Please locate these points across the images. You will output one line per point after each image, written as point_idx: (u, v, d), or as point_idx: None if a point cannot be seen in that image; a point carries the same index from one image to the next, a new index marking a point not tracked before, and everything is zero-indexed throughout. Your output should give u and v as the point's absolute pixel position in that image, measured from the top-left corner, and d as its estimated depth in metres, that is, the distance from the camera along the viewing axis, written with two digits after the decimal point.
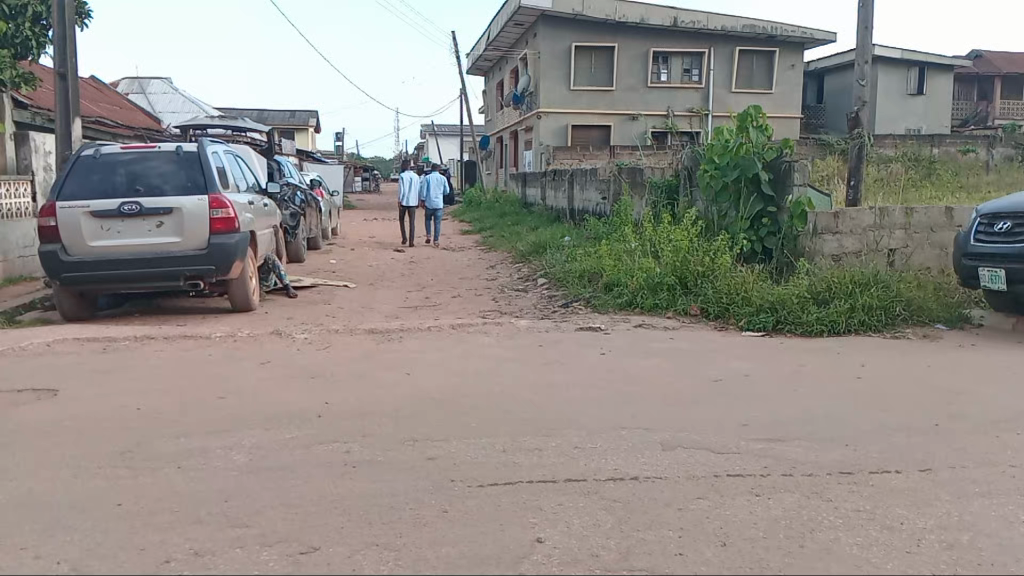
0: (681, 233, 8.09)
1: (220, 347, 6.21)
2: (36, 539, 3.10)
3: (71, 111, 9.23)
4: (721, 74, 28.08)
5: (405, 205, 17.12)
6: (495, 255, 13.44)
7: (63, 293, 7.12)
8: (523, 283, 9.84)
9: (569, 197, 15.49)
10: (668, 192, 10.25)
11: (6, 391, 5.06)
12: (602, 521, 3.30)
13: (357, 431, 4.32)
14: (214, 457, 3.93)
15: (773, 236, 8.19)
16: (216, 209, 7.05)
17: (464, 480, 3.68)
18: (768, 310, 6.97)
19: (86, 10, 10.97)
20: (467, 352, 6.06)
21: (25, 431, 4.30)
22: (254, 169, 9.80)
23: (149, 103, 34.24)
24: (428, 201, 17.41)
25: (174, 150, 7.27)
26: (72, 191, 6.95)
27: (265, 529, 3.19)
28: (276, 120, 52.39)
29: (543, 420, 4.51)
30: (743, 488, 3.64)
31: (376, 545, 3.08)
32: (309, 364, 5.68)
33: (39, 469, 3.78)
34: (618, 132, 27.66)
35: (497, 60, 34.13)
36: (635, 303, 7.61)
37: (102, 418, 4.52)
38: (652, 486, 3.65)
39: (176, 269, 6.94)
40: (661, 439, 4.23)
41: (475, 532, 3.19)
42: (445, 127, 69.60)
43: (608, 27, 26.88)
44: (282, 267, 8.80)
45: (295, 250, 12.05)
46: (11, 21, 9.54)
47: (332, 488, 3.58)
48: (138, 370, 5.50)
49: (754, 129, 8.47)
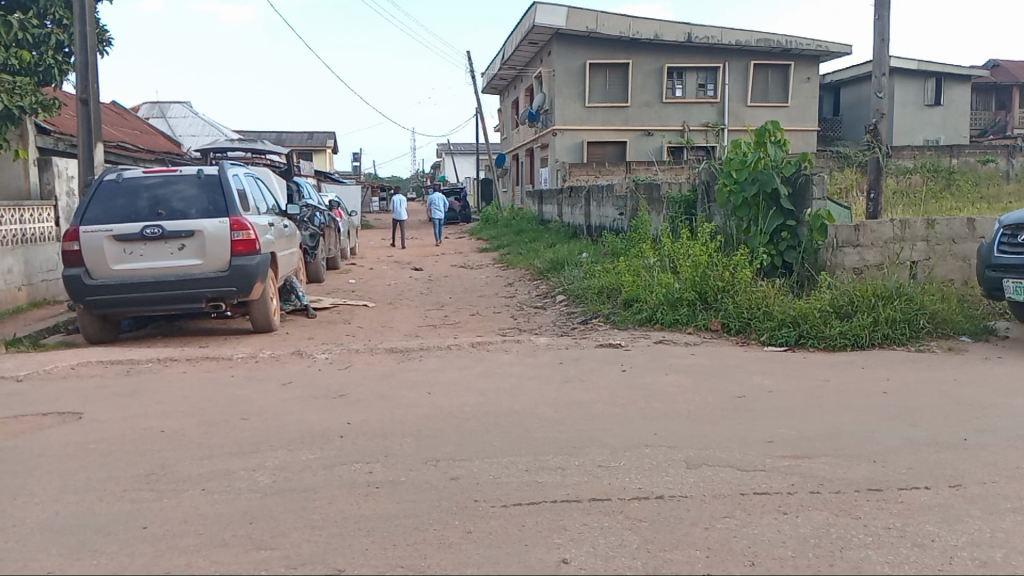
0: (700, 247, 8.03)
1: (242, 368, 6.24)
2: (62, 563, 3.11)
3: (94, 137, 9.36)
4: (737, 89, 28.09)
5: (395, 218, 18.72)
6: (513, 271, 13.51)
7: (86, 316, 7.21)
8: (541, 300, 9.84)
9: (586, 213, 15.56)
10: (686, 206, 10.20)
11: (31, 414, 5.11)
12: (628, 541, 3.27)
13: (379, 450, 4.33)
14: (238, 479, 3.94)
15: (793, 250, 8.12)
16: (237, 231, 7.10)
17: (487, 501, 3.66)
18: (790, 324, 6.92)
19: (106, 38, 11.23)
20: (488, 370, 6.06)
21: (50, 455, 4.33)
22: (276, 192, 9.89)
23: (170, 126, 34.84)
24: (399, 216, 18.80)
25: (196, 174, 7.37)
26: (95, 216, 7.03)
27: (291, 552, 3.18)
28: (294, 142, 53.11)
29: (566, 438, 4.49)
30: (770, 506, 3.59)
31: (401, 567, 3.06)
32: (331, 385, 5.68)
33: (63, 493, 3.80)
34: (633, 147, 27.80)
35: (513, 78, 34.35)
36: (655, 319, 7.58)
37: (125, 440, 4.55)
38: (678, 505, 3.61)
39: (199, 291, 7.00)
40: (685, 456, 4.20)
41: (501, 553, 3.17)
42: (462, 146, 70.07)
43: (622, 43, 27.01)
44: (301, 288, 8.87)
45: (315, 269, 12.14)
46: (34, 49, 9.82)
47: (356, 509, 3.57)
48: (162, 393, 5.54)
49: (771, 144, 8.35)
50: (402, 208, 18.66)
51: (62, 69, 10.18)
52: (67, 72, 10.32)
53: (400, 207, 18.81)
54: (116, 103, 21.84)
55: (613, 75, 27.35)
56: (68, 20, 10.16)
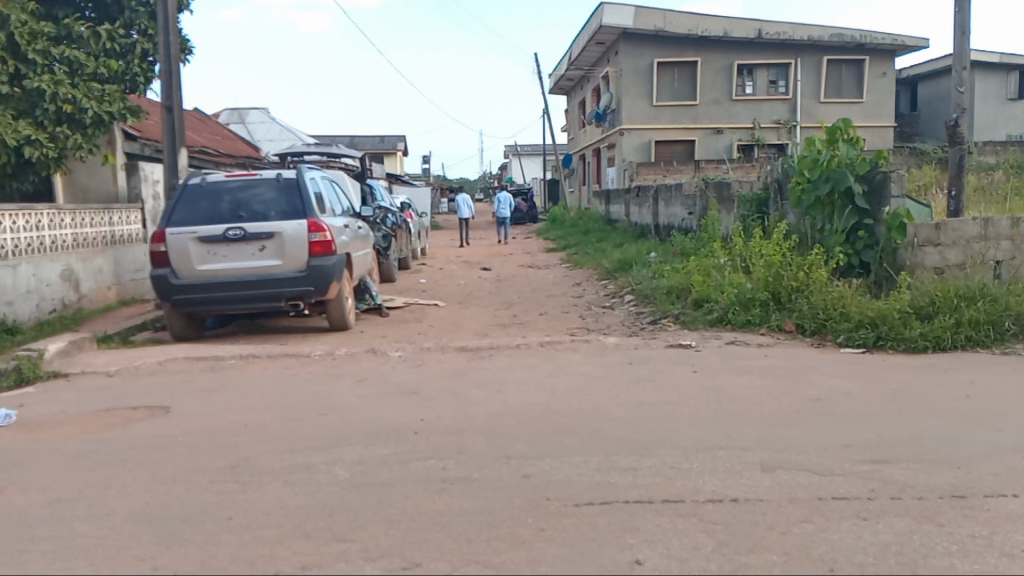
0: (773, 247, 7.88)
1: (319, 365, 6.45)
2: (157, 550, 3.29)
3: (178, 142, 9.74)
4: (810, 84, 27.36)
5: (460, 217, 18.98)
6: (580, 271, 13.52)
7: (172, 315, 7.56)
8: (610, 300, 9.82)
9: (654, 212, 15.43)
10: (758, 205, 10.02)
11: (124, 408, 5.40)
12: (701, 544, 3.26)
13: (453, 447, 4.42)
14: (319, 472, 4.09)
15: (870, 249, 7.89)
16: (314, 232, 7.33)
17: (560, 500, 3.70)
18: (868, 325, 6.74)
19: (188, 47, 11.72)
20: (557, 370, 6.10)
21: (143, 447, 4.58)
22: (349, 194, 10.15)
23: (246, 131, 36.06)
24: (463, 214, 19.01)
25: (275, 177, 7.63)
26: (180, 219, 7.36)
27: (371, 545, 3.29)
28: (364, 145, 54.23)
29: (637, 439, 4.50)
30: (848, 512, 3.53)
31: (477, 563, 3.13)
32: (404, 383, 5.82)
33: (156, 484, 4.01)
34: (702, 145, 27.39)
35: (580, 78, 34.30)
36: (727, 320, 7.47)
37: (211, 434, 4.77)
38: (752, 508, 3.58)
39: (278, 290, 7.26)
40: (759, 459, 4.15)
41: (575, 551, 3.21)
42: (527, 146, 70.24)
43: (691, 41, 26.66)
44: (374, 287, 9.08)
45: (386, 269, 12.41)
46: (121, 58, 10.27)
47: (432, 505, 3.66)
48: (244, 388, 5.78)
49: (846, 142, 8.18)
50: (465, 207, 18.90)
51: (147, 77, 10.62)
52: (151, 80, 10.76)
53: (465, 206, 19.03)
54: (197, 109, 22.75)
55: (682, 73, 27.02)
56: (153, 30, 10.64)
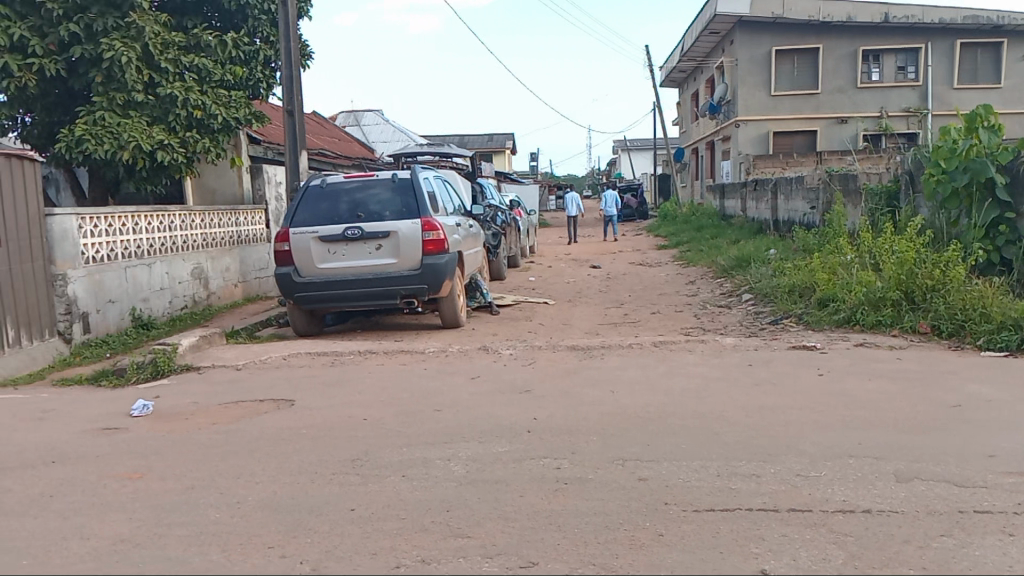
0: (906, 243, 7.41)
1: (432, 362, 6.56)
2: (283, 538, 3.42)
3: (299, 145, 10.14)
4: (942, 70, 25.63)
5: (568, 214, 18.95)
6: (694, 269, 13.20)
7: (295, 312, 7.90)
8: (726, 298, 9.51)
9: (771, 208, 14.85)
10: (888, 199, 9.46)
11: (252, 400, 5.67)
12: (832, 556, 3.07)
13: (566, 447, 4.38)
14: (435, 468, 4.14)
15: (1013, 245, 7.31)
16: (428, 231, 7.47)
17: (678, 504, 3.59)
18: (1012, 327, 6.22)
19: (308, 53, 12.21)
20: (672, 370, 5.95)
21: (269, 438, 4.79)
22: (462, 193, 10.30)
23: (363, 133, 37.33)
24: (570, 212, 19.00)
25: (391, 178, 7.82)
26: (302, 219, 7.68)
27: (486, 541, 3.29)
28: (473, 145, 55.06)
29: (759, 444, 4.31)
30: (997, 528, 3.24)
31: (592, 565, 3.07)
32: (517, 380, 5.83)
33: (282, 474, 4.18)
34: (822, 137, 26.14)
35: (692, 70, 33.49)
36: (854, 320, 7.05)
37: (332, 427, 4.93)
38: (887, 521, 3.35)
39: (393, 288, 7.44)
40: (894, 469, 3.89)
41: (695, 558, 3.09)
42: (635, 143, 69.33)
43: (812, 27, 25.46)
44: (485, 285, 9.17)
45: (496, 267, 12.53)
46: (246, 64, 10.83)
47: (546, 504, 3.63)
48: (362, 383, 5.95)
49: (985, 130, 7.56)
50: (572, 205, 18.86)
51: (268, 83, 11.14)
52: (273, 86, 11.29)
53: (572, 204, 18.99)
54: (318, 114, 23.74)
55: (801, 61, 25.89)
56: (275, 37, 11.17)
